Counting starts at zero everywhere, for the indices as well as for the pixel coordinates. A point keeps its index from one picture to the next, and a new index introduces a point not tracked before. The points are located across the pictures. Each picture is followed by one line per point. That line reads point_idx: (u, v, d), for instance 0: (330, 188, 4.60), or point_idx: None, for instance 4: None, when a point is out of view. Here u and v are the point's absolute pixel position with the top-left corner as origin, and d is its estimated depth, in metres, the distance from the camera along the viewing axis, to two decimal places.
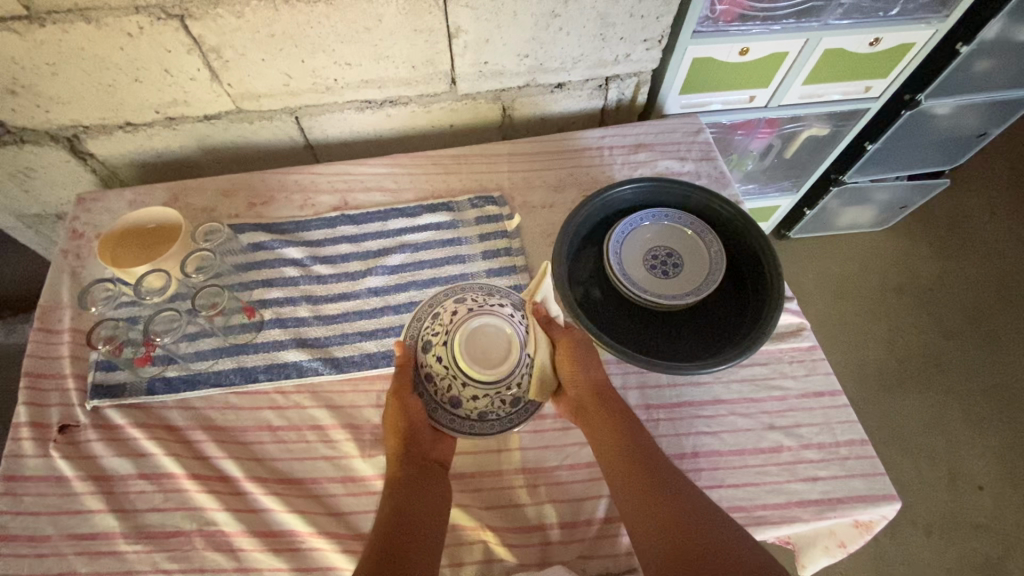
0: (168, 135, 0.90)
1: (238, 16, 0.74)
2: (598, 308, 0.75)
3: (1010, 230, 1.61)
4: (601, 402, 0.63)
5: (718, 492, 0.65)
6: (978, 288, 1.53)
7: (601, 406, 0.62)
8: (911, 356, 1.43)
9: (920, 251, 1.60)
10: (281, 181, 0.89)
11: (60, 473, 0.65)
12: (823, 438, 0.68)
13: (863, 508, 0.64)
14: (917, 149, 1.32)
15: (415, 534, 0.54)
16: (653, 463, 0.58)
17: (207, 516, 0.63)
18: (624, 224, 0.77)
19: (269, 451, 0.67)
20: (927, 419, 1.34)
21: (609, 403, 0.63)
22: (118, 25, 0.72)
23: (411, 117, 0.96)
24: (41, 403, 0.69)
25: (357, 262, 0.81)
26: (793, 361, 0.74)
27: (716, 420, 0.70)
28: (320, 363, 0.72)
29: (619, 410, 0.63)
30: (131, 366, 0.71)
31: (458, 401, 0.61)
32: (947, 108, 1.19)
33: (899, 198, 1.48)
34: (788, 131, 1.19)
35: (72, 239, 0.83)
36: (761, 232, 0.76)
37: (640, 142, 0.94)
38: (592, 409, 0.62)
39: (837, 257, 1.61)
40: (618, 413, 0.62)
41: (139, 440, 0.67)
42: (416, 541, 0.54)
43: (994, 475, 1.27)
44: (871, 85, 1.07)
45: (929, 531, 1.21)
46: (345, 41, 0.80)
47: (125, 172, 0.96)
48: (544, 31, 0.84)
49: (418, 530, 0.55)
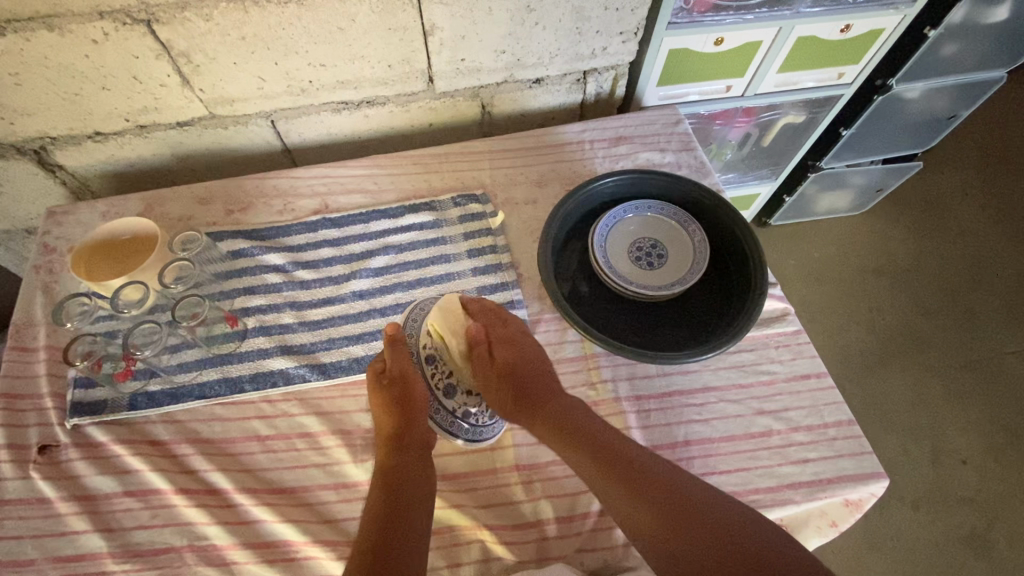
0: (140, 143, 0.88)
1: (207, 19, 0.72)
2: (586, 302, 0.75)
3: (982, 210, 1.65)
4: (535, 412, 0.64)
5: (712, 478, 0.66)
6: (953, 266, 1.56)
7: (552, 421, 0.63)
8: (892, 335, 1.46)
9: (897, 233, 1.63)
10: (259, 186, 0.88)
11: (41, 495, 0.63)
12: (811, 420, 0.69)
13: (852, 487, 0.65)
14: (891, 133, 1.35)
15: (402, 522, 0.56)
16: (645, 467, 0.57)
17: (197, 531, 0.61)
18: (607, 217, 0.77)
19: (258, 461, 0.66)
20: (911, 396, 1.37)
21: (564, 413, 0.64)
22: (81, 32, 0.70)
23: (389, 117, 0.95)
24: (18, 424, 0.67)
25: (341, 266, 0.80)
26: (778, 346, 0.75)
27: (706, 408, 0.70)
28: (306, 370, 0.71)
29: (579, 418, 0.63)
30: (111, 382, 0.69)
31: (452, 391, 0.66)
32: (917, 92, 1.21)
33: (875, 182, 1.50)
34: (765, 119, 1.21)
35: (44, 254, 0.80)
36: (745, 221, 0.76)
37: (620, 135, 0.94)
38: (534, 422, 0.64)
39: (818, 242, 1.63)
40: (581, 422, 0.62)
41: (123, 457, 0.65)
42: (405, 531, 0.55)
43: (977, 448, 1.30)
44: (843, 71, 1.09)
45: (917, 506, 1.24)
46: (318, 42, 0.78)
47: (96, 184, 0.93)
48: (520, 26, 0.84)
49: (406, 517, 0.56)
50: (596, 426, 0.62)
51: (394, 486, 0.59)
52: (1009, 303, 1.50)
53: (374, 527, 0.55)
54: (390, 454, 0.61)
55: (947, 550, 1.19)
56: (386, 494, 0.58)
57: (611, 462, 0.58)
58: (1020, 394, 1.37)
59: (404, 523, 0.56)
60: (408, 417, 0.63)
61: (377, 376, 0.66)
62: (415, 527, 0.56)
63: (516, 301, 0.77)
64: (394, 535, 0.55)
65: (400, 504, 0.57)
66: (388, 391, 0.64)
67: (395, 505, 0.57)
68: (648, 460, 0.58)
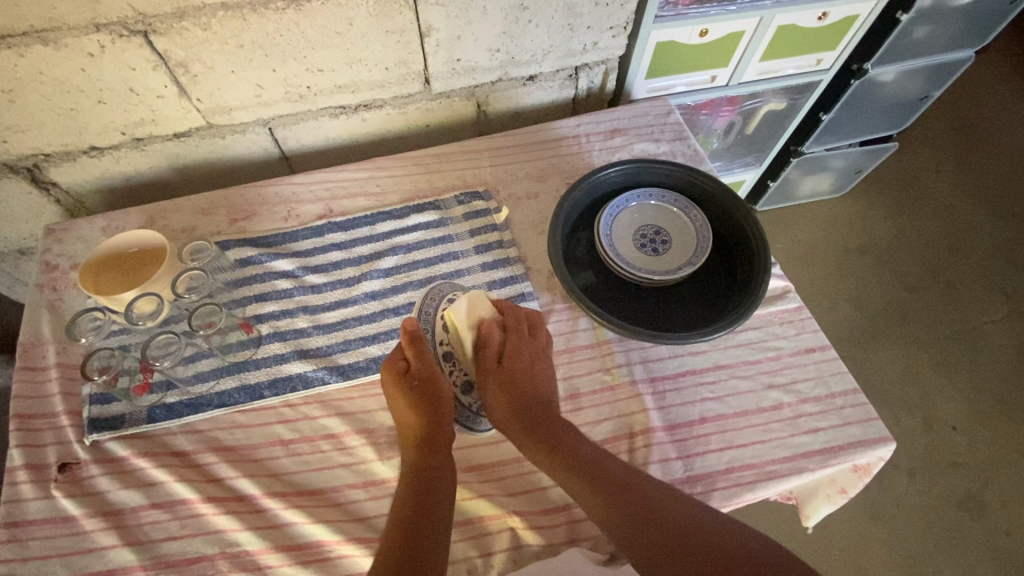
0: (136, 157, 0.88)
1: (205, 28, 0.72)
2: (597, 291, 0.77)
3: (955, 186, 1.72)
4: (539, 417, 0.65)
5: (729, 452, 0.68)
6: (931, 242, 1.62)
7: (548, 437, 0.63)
8: (878, 311, 1.51)
9: (877, 213, 1.68)
10: (261, 194, 0.88)
11: (65, 513, 0.62)
12: (818, 391, 0.72)
13: (862, 452, 0.68)
14: (867, 116, 1.39)
15: (428, 520, 0.56)
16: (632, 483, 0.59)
17: (228, 538, 0.61)
18: (612, 207, 0.79)
19: (284, 465, 0.66)
20: (900, 369, 1.42)
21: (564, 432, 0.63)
22: (78, 45, 0.69)
23: (387, 120, 0.96)
24: (35, 444, 0.66)
25: (350, 269, 0.81)
26: (782, 323, 0.78)
27: (719, 385, 0.73)
28: (325, 373, 0.71)
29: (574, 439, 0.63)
30: (128, 397, 0.68)
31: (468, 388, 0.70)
32: (891, 75, 1.26)
33: (853, 164, 1.55)
34: (748, 107, 1.24)
35: (46, 272, 0.79)
36: (746, 205, 0.78)
37: (615, 128, 0.97)
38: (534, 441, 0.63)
39: (803, 225, 1.68)
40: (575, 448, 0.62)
41: (147, 470, 0.65)
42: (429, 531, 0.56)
43: (965, 414, 1.36)
44: (821, 58, 1.13)
45: (913, 474, 1.29)
46: (315, 47, 0.79)
47: (90, 200, 0.92)
48: (514, 24, 0.85)
49: (432, 514, 0.57)
50: (581, 445, 0.62)
51: (422, 484, 0.59)
52: (984, 274, 1.56)
53: (402, 524, 0.56)
54: (419, 452, 0.62)
55: (944, 514, 1.24)
56: (414, 490, 0.59)
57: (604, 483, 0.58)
58: (1000, 360, 1.43)
59: (430, 518, 0.57)
60: (437, 413, 0.64)
61: (401, 376, 0.66)
62: (440, 523, 0.57)
63: (526, 293, 0.78)
64: (420, 533, 0.55)
65: (427, 500, 0.58)
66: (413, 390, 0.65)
67: (422, 502, 0.58)
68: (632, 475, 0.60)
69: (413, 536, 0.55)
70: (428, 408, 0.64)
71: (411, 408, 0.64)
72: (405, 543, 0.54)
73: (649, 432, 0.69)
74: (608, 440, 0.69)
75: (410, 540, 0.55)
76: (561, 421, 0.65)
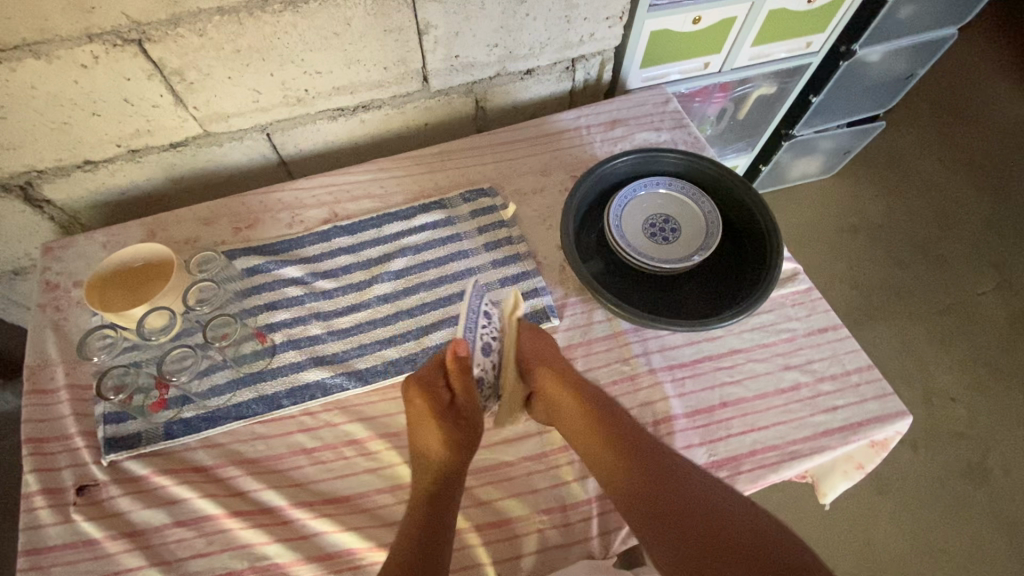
0: (132, 169, 0.86)
1: (201, 34, 0.70)
2: (611, 282, 0.77)
3: (941, 162, 1.75)
4: (589, 410, 0.65)
5: (752, 435, 0.68)
6: (920, 218, 1.65)
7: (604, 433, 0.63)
8: (874, 288, 1.54)
9: (867, 192, 1.71)
10: (264, 201, 0.86)
11: (86, 537, 0.61)
12: (834, 369, 0.73)
13: (880, 428, 0.69)
14: (855, 97, 1.41)
15: (443, 538, 0.57)
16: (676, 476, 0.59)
17: (257, 552, 0.61)
18: (620, 197, 0.79)
19: (308, 474, 0.65)
20: (898, 344, 1.45)
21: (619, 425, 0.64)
22: (71, 57, 0.68)
23: (385, 120, 0.95)
24: (51, 468, 0.64)
25: (360, 272, 0.80)
26: (794, 304, 0.79)
27: (736, 369, 0.73)
28: (344, 378, 0.71)
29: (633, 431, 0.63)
30: (144, 414, 0.67)
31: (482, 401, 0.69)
32: (877, 56, 1.27)
33: (842, 144, 1.57)
34: (739, 93, 1.25)
35: (47, 292, 0.77)
36: (759, 196, 0.78)
37: (615, 118, 0.97)
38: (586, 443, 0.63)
39: (796, 207, 1.70)
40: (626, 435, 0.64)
41: (168, 487, 0.64)
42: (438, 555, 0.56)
43: (963, 385, 1.38)
44: (811, 40, 1.14)
45: (916, 447, 1.31)
46: (313, 49, 0.78)
47: (86, 216, 0.90)
48: (512, 18, 0.85)
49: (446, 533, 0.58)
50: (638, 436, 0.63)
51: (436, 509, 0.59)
52: (973, 247, 1.59)
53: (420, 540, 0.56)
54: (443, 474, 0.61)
55: (949, 484, 1.26)
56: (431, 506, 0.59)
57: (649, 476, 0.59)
58: (993, 330, 1.46)
59: (440, 540, 0.57)
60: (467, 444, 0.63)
61: (444, 409, 0.63)
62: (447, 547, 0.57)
63: (539, 288, 0.78)
64: (436, 550, 0.56)
65: (442, 518, 0.59)
66: (455, 426, 0.63)
67: (439, 520, 0.58)
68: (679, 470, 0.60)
69: (430, 552, 0.56)
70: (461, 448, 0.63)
71: (448, 444, 0.62)
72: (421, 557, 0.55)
73: (671, 420, 0.69)
74: None
75: (427, 556, 0.55)
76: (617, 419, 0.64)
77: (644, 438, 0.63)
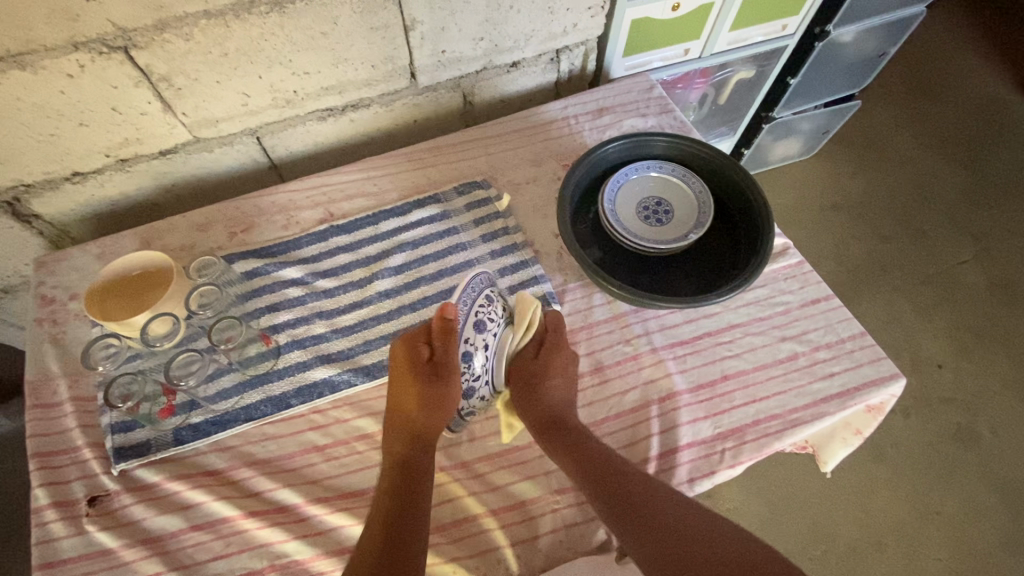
0: (122, 179, 0.85)
1: (187, 38, 0.70)
2: (609, 266, 0.79)
3: (915, 138, 1.79)
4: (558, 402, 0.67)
5: (755, 406, 0.70)
6: (899, 193, 1.69)
7: (570, 437, 0.64)
8: (858, 263, 1.58)
9: (847, 170, 1.75)
10: (257, 205, 0.86)
11: (101, 547, 0.60)
12: (829, 338, 0.75)
13: (876, 391, 0.71)
14: (831, 78, 1.44)
15: (418, 505, 0.58)
16: (643, 484, 0.60)
17: (276, 550, 0.61)
18: (613, 182, 0.81)
19: (322, 471, 0.66)
20: (885, 315, 1.48)
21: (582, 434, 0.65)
22: (56, 67, 0.67)
23: (375, 119, 0.95)
24: (60, 481, 0.64)
25: (360, 270, 0.80)
26: (787, 278, 0.81)
27: (735, 343, 0.75)
28: (351, 375, 0.71)
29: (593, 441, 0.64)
30: (153, 421, 0.67)
31: (472, 392, 0.66)
32: (851, 36, 1.30)
33: (821, 125, 1.61)
34: (719, 78, 1.27)
35: (44, 307, 0.76)
36: (748, 172, 0.80)
37: (602, 107, 0.98)
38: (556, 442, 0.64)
39: (780, 188, 1.73)
40: (658, 509, 0.58)
41: (182, 493, 0.64)
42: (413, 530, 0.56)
43: (949, 353, 1.43)
44: (786, 23, 1.16)
45: (908, 414, 1.35)
46: (301, 49, 0.78)
47: (76, 229, 0.89)
48: (497, 12, 0.85)
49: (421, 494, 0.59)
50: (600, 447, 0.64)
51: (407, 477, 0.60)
52: (950, 219, 1.64)
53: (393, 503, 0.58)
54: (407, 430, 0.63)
55: (941, 448, 1.30)
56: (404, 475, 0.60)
57: (619, 481, 0.60)
58: (974, 297, 1.51)
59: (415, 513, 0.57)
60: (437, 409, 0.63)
61: (420, 365, 0.64)
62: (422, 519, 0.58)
63: (539, 277, 0.79)
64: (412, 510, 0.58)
65: (411, 479, 0.60)
66: (427, 382, 0.63)
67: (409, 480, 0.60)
68: (644, 478, 0.61)
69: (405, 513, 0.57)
70: (433, 409, 0.63)
71: (419, 401, 0.63)
72: (390, 527, 0.56)
73: (675, 396, 0.71)
74: (638, 407, 0.71)
75: (397, 518, 0.57)
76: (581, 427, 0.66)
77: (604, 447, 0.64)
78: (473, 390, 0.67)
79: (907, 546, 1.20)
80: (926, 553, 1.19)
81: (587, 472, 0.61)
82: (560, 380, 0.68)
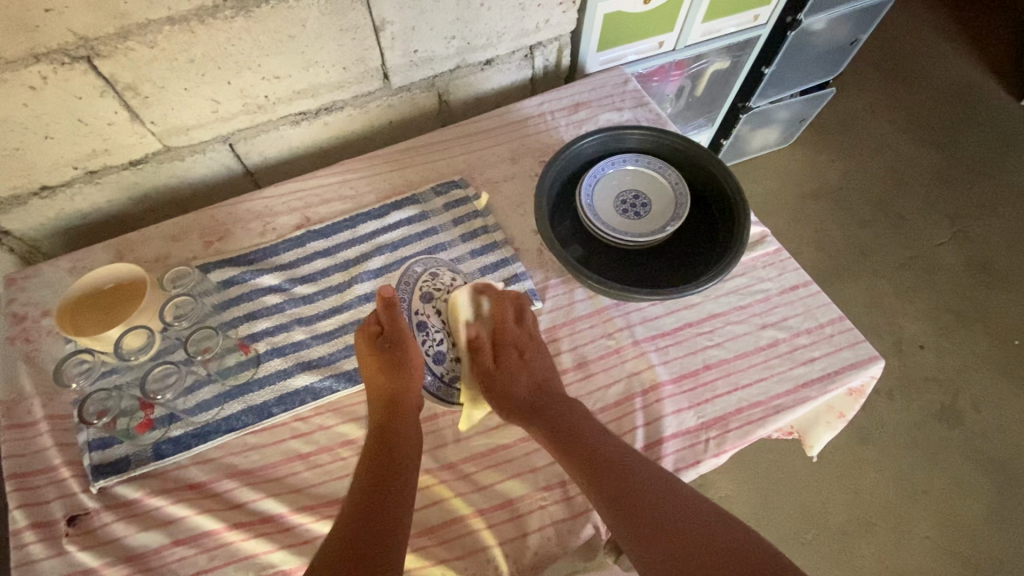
0: (92, 192, 0.83)
1: (152, 45, 0.69)
2: (589, 261, 0.79)
3: (890, 123, 1.82)
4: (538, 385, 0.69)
5: (738, 394, 0.71)
6: (877, 178, 1.72)
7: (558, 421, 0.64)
8: (839, 249, 1.59)
9: (825, 157, 1.77)
10: (232, 212, 0.85)
11: (82, 567, 0.59)
12: (808, 323, 0.76)
13: (856, 373, 0.71)
14: (804, 66, 1.45)
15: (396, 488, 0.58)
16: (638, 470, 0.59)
17: (263, 561, 0.60)
18: (590, 176, 0.81)
19: (306, 479, 0.65)
20: (867, 299, 1.50)
21: (574, 418, 0.65)
22: (18, 79, 0.65)
23: (349, 121, 0.94)
24: (37, 502, 0.63)
25: (339, 274, 0.79)
26: (765, 266, 0.81)
27: (716, 333, 0.75)
28: (333, 381, 0.70)
29: (584, 424, 0.64)
30: (131, 437, 0.65)
31: (441, 358, 0.72)
32: (822, 24, 1.31)
33: (797, 113, 1.62)
34: (694, 70, 1.27)
35: (15, 325, 0.75)
36: (726, 167, 0.80)
37: (577, 102, 0.98)
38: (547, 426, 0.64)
39: (760, 177, 1.74)
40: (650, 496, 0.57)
41: (164, 508, 0.63)
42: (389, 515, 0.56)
43: (930, 333, 1.45)
44: (758, 14, 1.16)
45: (892, 396, 1.36)
46: (270, 54, 0.77)
47: (47, 245, 0.87)
48: (467, 9, 0.85)
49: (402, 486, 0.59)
50: (594, 430, 0.63)
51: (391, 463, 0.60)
52: (927, 202, 1.66)
53: (367, 500, 0.57)
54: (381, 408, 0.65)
55: (925, 428, 1.32)
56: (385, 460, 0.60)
57: (611, 468, 0.59)
58: (952, 278, 1.53)
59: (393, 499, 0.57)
60: (402, 374, 0.67)
61: (376, 341, 0.69)
62: (400, 506, 0.57)
63: (519, 274, 0.79)
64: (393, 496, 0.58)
65: (391, 470, 0.59)
66: (385, 352, 0.68)
67: (388, 470, 0.59)
68: (638, 464, 0.60)
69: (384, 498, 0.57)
70: (396, 372, 0.66)
71: (382, 371, 0.66)
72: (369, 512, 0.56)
73: (658, 387, 0.71)
74: (622, 401, 0.71)
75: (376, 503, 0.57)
76: (569, 408, 0.66)
77: (600, 432, 0.63)
78: (442, 356, 0.72)
79: (896, 526, 1.21)
80: (915, 531, 1.21)
81: (577, 456, 0.61)
82: (521, 355, 0.71)
